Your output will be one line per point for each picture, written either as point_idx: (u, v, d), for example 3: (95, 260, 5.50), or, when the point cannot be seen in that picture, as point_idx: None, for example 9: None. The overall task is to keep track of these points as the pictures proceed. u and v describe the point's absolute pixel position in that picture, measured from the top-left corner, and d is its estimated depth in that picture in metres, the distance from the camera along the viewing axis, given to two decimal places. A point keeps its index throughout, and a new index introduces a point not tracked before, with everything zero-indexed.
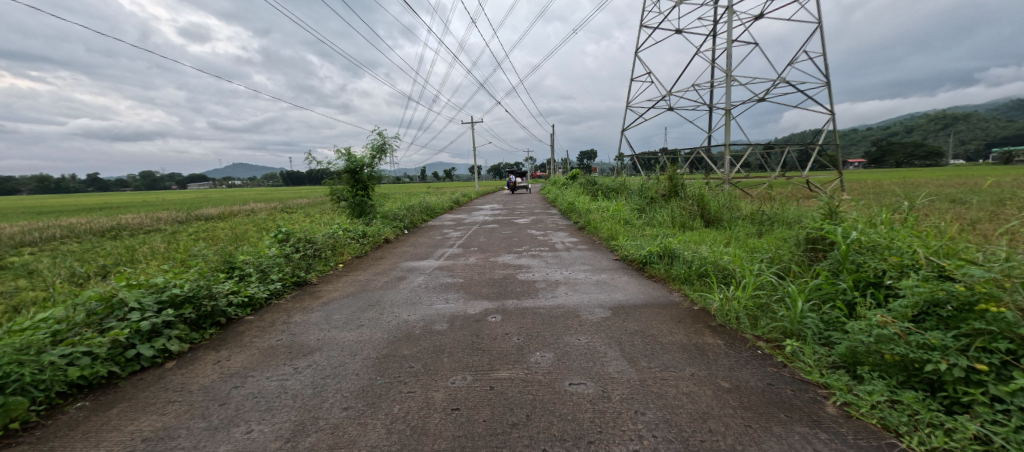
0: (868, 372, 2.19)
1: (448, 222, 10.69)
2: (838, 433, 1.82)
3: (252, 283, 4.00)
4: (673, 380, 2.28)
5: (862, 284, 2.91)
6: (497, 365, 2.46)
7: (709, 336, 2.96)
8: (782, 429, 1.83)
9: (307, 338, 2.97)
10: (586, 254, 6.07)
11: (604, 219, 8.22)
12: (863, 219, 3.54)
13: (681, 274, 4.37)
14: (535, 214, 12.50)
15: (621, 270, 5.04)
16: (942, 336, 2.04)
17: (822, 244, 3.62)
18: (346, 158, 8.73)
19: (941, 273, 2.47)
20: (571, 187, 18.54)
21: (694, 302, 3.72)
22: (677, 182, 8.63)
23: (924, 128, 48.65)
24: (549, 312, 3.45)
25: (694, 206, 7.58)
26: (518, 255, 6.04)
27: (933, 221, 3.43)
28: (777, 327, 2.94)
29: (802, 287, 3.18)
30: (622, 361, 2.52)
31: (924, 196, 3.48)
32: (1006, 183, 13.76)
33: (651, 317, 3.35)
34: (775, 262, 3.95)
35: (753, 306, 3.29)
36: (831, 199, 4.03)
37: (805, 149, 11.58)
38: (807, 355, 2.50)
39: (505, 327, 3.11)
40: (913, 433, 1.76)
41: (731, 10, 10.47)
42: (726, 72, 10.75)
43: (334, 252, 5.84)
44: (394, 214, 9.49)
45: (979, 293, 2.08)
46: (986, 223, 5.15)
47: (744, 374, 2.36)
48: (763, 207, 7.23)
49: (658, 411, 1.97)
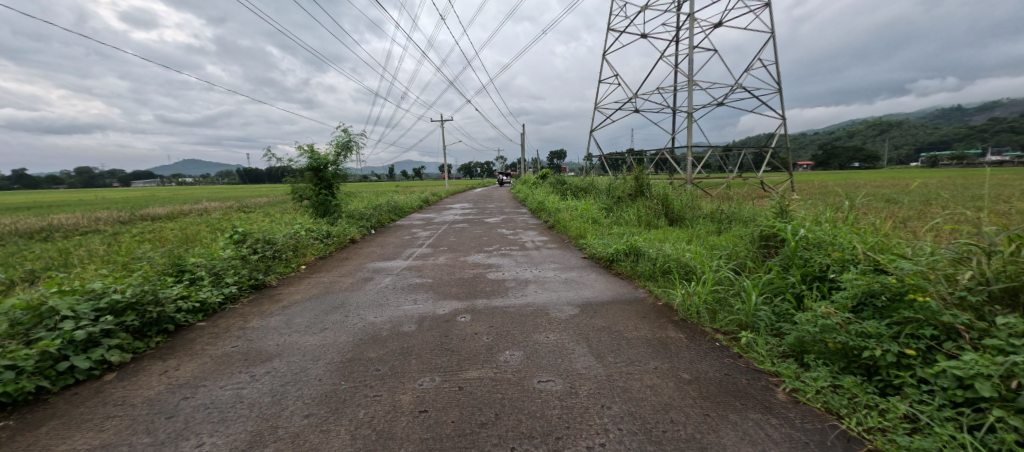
0: (814, 359, 2.36)
1: (416, 222, 10.51)
2: (787, 417, 1.94)
3: (204, 287, 3.76)
4: (637, 374, 2.35)
5: (808, 278, 3.12)
6: (466, 365, 2.44)
7: (672, 329, 3.08)
8: (737, 417, 1.93)
9: (266, 344, 2.83)
10: (556, 253, 6.12)
11: (573, 218, 8.38)
12: (811, 218, 3.78)
13: (646, 271, 4.53)
14: (505, 214, 12.46)
15: (589, 268, 5.15)
16: (877, 325, 2.22)
17: (773, 241, 3.85)
18: (309, 155, 8.40)
19: (877, 266, 2.69)
20: (540, 187, 18.58)
21: (659, 298, 3.84)
22: (642, 182, 8.91)
23: (863, 133, 52.72)
24: (519, 311, 3.47)
25: (659, 205, 7.85)
26: (488, 255, 6.04)
27: (870, 220, 3.71)
28: (733, 320, 3.10)
29: (756, 282, 3.37)
30: (589, 357, 2.57)
31: (862, 196, 3.76)
32: (930, 184, 15.23)
33: (617, 313, 3.44)
34: (732, 258, 4.16)
35: (712, 300, 3.45)
36: (781, 199, 4.30)
37: (760, 151, 12.19)
38: (760, 346, 2.65)
39: (475, 326, 3.10)
40: (852, 414, 1.91)
41: (692, 17, 10.87)
42: (688, 77, 11.13)
43: (295, 253, 5.59)
44: (360, 213, 9.22)
45: (908, 284, 2.30)
46: (915, 221, 5.64)
47: (704, 366, 2.47)
48: (722, 206, 7.59)
49: (624, 405, 2.03)
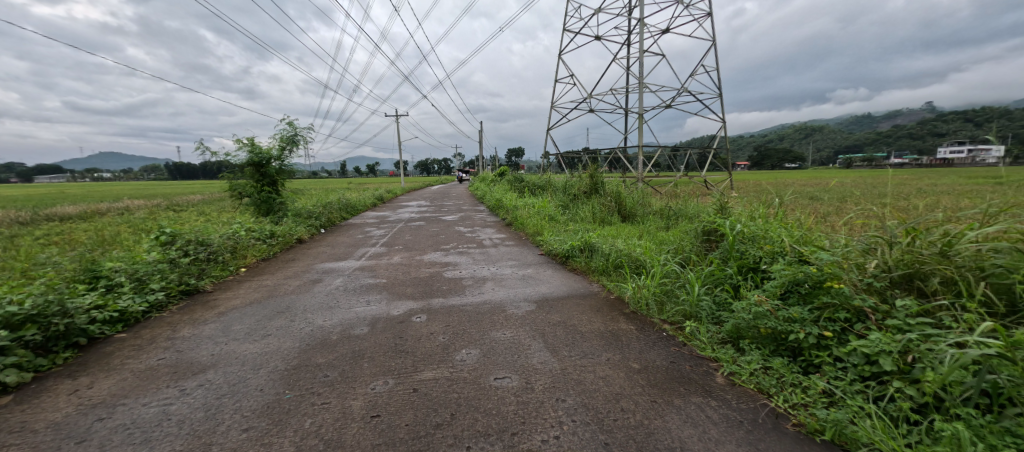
0: (748, 344, 2.56)
1: (370, 221, 10.14)
2: (725, 399, 2.09)
3: (124, 294, 3.39)
4: (591, 366, 2.42)
5: (744, 269, 3.38)
6: (420, 367, 2.39)
7: (623, 322, 3.21)
8: (681, 401, 2.05)
9: (199, 354, 2.61)
10: (513, 250, 6.16)
11: (530, 215, 8.47)
12: (746, 214, 4.09)
13: (600, 266, 4.68)
14: (463, 211, 12.35)
15: (546, 264, 5.23)
16: (801, 310, 2.45)
17: (714, 235, 4.12)
18: (249, 149, 7.81)
19: (801, 257, 2.97)
20: (497, 185, 18.59)
21: (611, 292, 3.99)
22: (597, 180, 9.18)
23: (792, 137, 57.84)
24: (475, 309, 3.45)
25: (613, 203, 8.14)
26: (445, 253, 5.96)
27: (796, 215, 4.08)
28: (678, 310, 3.29)
29: (699, 274, 3.59)
30: (545, 352, 2.62)
31: (790, 194, 4.12)
32: (846, 183, 17.03)
33: (572, 308, 3.53)
34: (678, 252, 4.40)
35: (660, 292, 3.64)
36: (721, 196, 4.62)
37: (704, 152, 12.98)
38: (702, 334, 2.83)
39: (430, 326, 3.05)
40: (780, 393, 2.09)
41: (642, 23, 11.33)
42: (639, 79, 11.59)
43: (233, 255, 5.18)
44: (308, 212, 8.73)
45: (826, 273, 2.55)
46: (834, 216, 6.29)
47: (652, 355, 2.60)
48: (670, 203, 8.01)
49: (577, 397, 2.09)
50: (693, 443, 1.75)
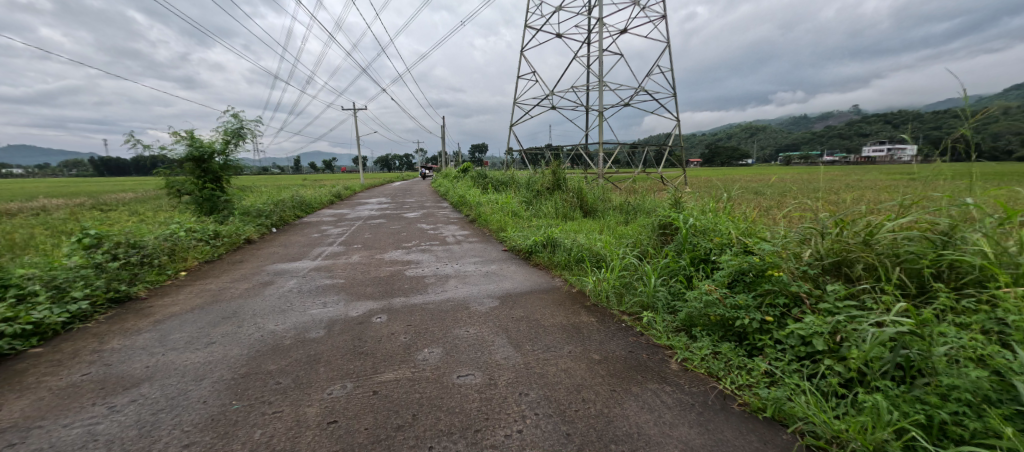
0: (700, 331, 2.71)
1: (326, 219, 9.71)
2: (678, 384, 2.20)
3: (39, 304, 3.03)
4: (553, 359, 2.47)
5: (696, 260, 3.56)
6: (381, 368, 2.33)
7: (584, 314, 3.29)
8: (638, 389, 2.14)
9: (131, 367, 2.39)
10: (477, 247, 6.14)
11: (493, 212, 8.47)
12: (698, 208, 4.31)
13: (562, 260, 4.77)
14: (425, 208, 12.11)
15: (510, 260, 5.26)
16: (746, 297, 2.63)
17: (669, 229, 4.31)
18: (188, 143, 7.22)
19: (746, 248, 3.17)
20: (461, 181, 18.40)
21: (573, 286, 4.08)
22: (559, 177, 9.30)
23: (738, 135, 61.61)
24: (438, 307, 3.41)
25: (574, 199, 8.30)
26: (407, 251, 5.83)
27: (742, 209, 4.35)
28: (636, 301, 3.42)
29: (655, 266, 3.75)
30: (508, 347, 2.63)
31: (737, 189, 4.39)
32: (787, 180, 18.40)
33: (535, 302, 3.58)
34: (636, 246, 4.57)
35: (619, 284, 3.76)
36: (675, 192, 4.84)
37: (660, 149, 13.52)
38: (658, 323, 2.96)
39: (391, 326, 2.97)
40: (727, 375, 2.24)
41: (602, 23, 11.60)
42: (598, 78, 11.86)
43: (172, 258, 4.78)
44: (258, 210, 8.22)
45: (768, 262, 2.75)
46: (775, 210, 6.77)
47: (611, 346, 2.69)
48: (628, 198, 8.29)
49: (540, 390, 2.12)
50: (649, 428, 1.83)
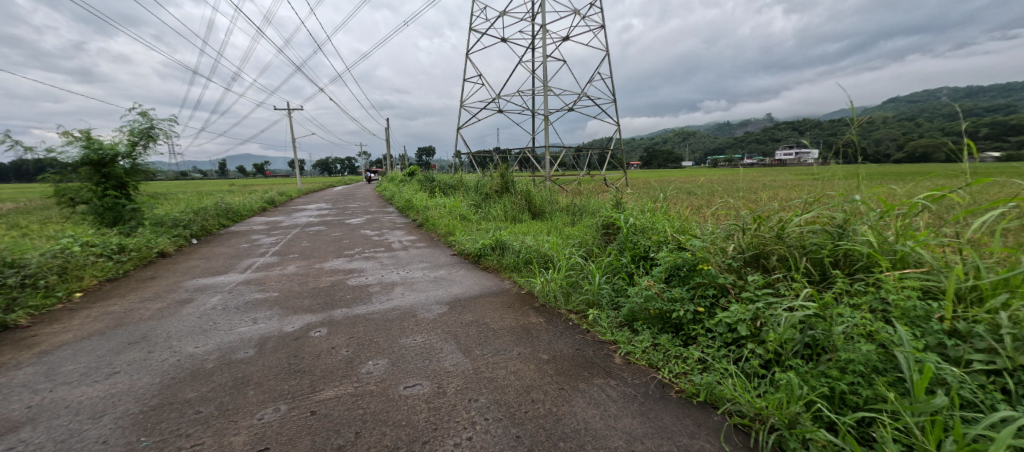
0: (641, 325, 2.86)
1: (257, 227, 8.95)
2: (622, 377, 2.30)
3: None
4: (503, 363, 2.47)
5: (636, 258, 3.75)
6: (320, 386, 2.18)
7: (533, 315, 3.33)
8: (585, 385, 2.20)
9: (7, 409, 2.03)
10: (424, 252, 5.99)
11: (441, 215, 8.32)
12: (638, 208, 4.55)
13: (511, 263, 4.80)
14: (369, 213, 11.61)
15: (458, 264, 5.19)
16: (680, 291, 2.81)
17: (612, 228, 4.51)
18: (84, 145, 6.32)
19: (680, 245, 3.40)
20: (406, 185, 17.88)
21: (522, 287, 4.12)
22: (508, 179, 9.36)
23: (672, 140, 66.16)
24: (383, 316, 3.27)
25: (523, 201, 8.39)
26: (349, 259, 5.54)
27: (676, 208, 4.67)
28: (583, 299, 3.53)
29: (600, 265, 3.89)
30: (457, 354, 2.59)
31: (671, 190, 4.69)
32: (716, 180, 20.05)
33: (484, 306, 3.56)
34: (581, 246, 4.71)
35: (566, 283, 3.86)
36: (617, 193, 5.07)
37: (603, 152, 14.09)
38: (603, 319, 3.07)
39: (332, 340, 2.80)
40: (665, 365, 2.38)
41: (545, 29, 11.89)
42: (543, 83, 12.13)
43: (63, 277, 4.13)
44: (174, 219, 7.38)
45: (699, 257, 2.96)
46: (706, 208, 7.33)
47: (559, 345, 2.75)
48: (575, 200, 8.54)
49: (490, 395, 2.11)
50: (596, 422, 1.89)
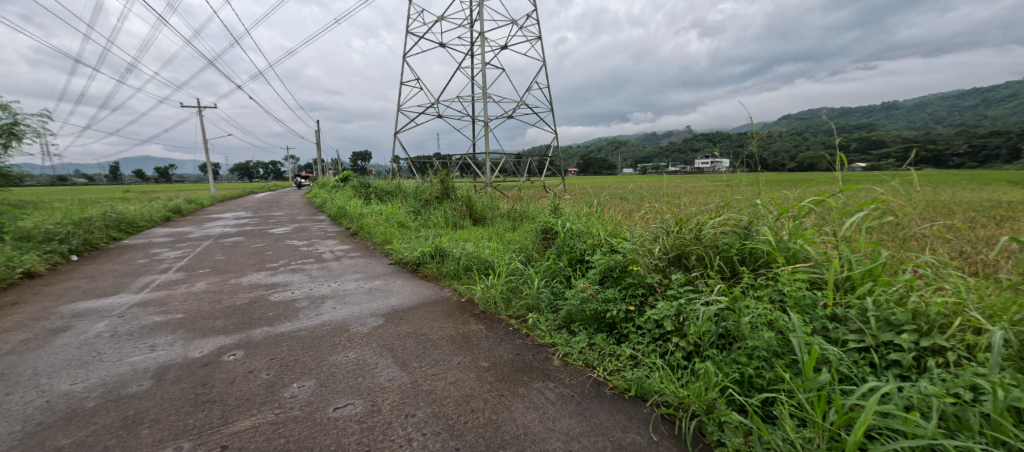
0: (578, 326, 2.97)
1: (160, 239, 7.88)
2: (560, 379, 2.35)
3: None
4: (441, 373, 2.40)
5: (573, 261, 3.89)
6: (234, 416, 1.96)
7: (473, 323, 3.30)
8: (525, 390, 2.22)
9: None
10: (359, 262, 5.67)
11: (378, 223, 7.96)
12: (574, 213, 4.73)
13: (451, 270, 4.72)
14: (296, 222, 10.76)
15: (396, 273, 4.99)
16: (613, 291, 2.96)
17: (550, 233, 4.63)
18: None
19: (612, 247, 3.58)
20: (339, 191, 16.87)
21: (462, 295, 4.06)
22: (448, 185, 9.21)
23: (605, 148, 69.98)
24: (311, 333, 3.03)
25: (464, 207, 8.31)
26: (272, 272, 5.07)
27: (609, 212, 4.93)
28: (523, 304, 3.57)
29: (539, 269, 3.98)
30: (393, 368, 2.48)
31: (604, 195, 4.94)
32: (646, 186, 21.50)
33: (422, 316, 3.45)
34: (521, 250, 4.78)
35: (506, 289, 3.88)
36: (555, 198, 5.23)
37: (542, 159, 14.46)
38: (542, 323, 3.13)
39: (249, 363, 2.53)
40: (600, 363, 2.48)
41: (483, 37, 11.98)
42: (483, 90, 12.18)
43: None
44: (47, 232, 6.24)
45: (629, 259, 3.14)
46: (637, 213, 7.81)
47: (499, 351, 2.75)
48: (515, 206, 8.65)
49: (428, 408, 2.04)
50: (534, 426, 1.91)
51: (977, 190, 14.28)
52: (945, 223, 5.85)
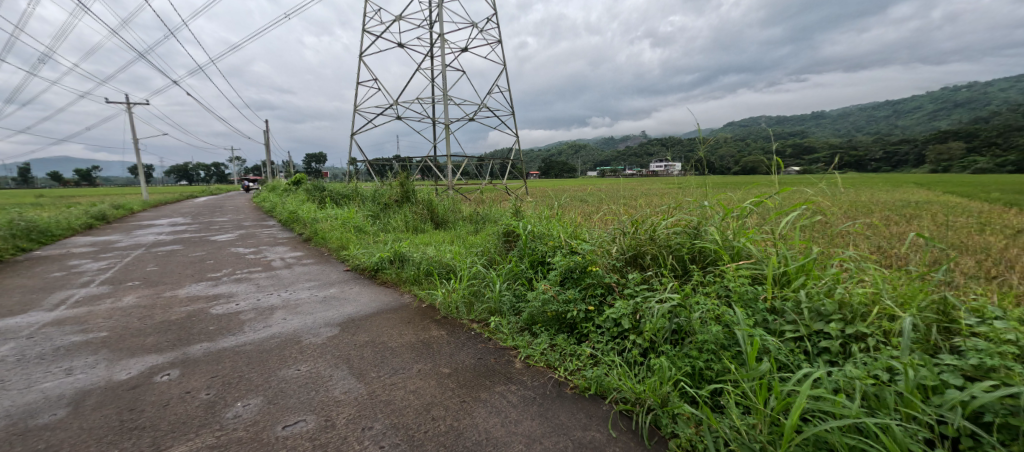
0: (540, 328, 2.99)
1: (80, 249, 7.08)
2: (522, 381, 2.36)
3: None
4: (401, 382, 2.33)
5: (534, 263, 3.92)
6: (167, 443, 1.79)
7: (434, 328, 3.24)
8: (487, 394, 2.20)
9: None
10: (312, 269, 5.40)
11: (333, 228, 7.62)
12: (535, 216, 4.78)
13: (411, 275, 4.61)
14: (242, 228, 10.08)
15: (352, 280, 4.80)
16: (573, 292, 3.01)
17: (512, 236, 4.65)
18: None
19: (572, 248, 3.65)
20: (291, 195, 15.99)
21: (423, 301, 3.97)
22: (408, 188, 8.99)
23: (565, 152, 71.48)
24: (258, 347, 2.84)
25: (425, 211, 8.15)
26: (214, 283, 4.71)
27: (569, 215, 5.03)
28: (485, 308, 3.55)
29: (500, 272, 3.97)
30: (350, 379, 2.37)
31: (565, 198, 5.04)
32: (605, 189, 22.17)
33: (381, 324, 3.34)
34: (483, 254, 4.76)
35: (468, 293, 3.84)
36: (516, 201, 5.25)
37: (503, 162, 14.50)
38: (504, 326, 3.13)
39: (187, 382, 2.33)
40: (561, 364, 2.51)
41: (443, 38, 11.86)
42: (443, 92, 12.05)
43: None
44: None
45: (588, 260, 3.21)
46: (596, 215, 8.03)
47: (461, 356, 2.71)
48: (477, 209, 8.61)
49: (386, 419, 1.97)
50: (496, 430, 1.90)
51: (891, 191, 16.00)
52: (865, 221, 6.50)
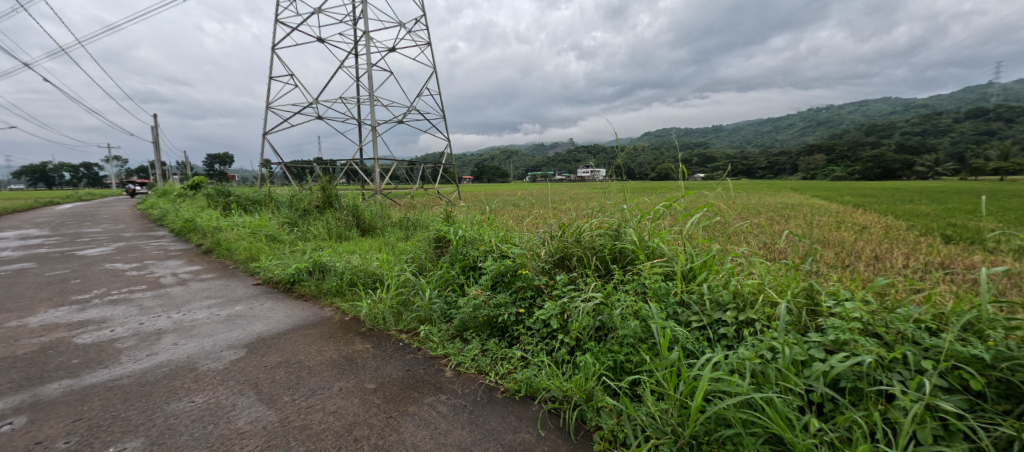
0: (471, 334, 2.96)
1: None
2: (453, 390, 2.31)
3: None
4: (319, 404, 2.15)
5: (466, 268, 3.88)
6: None
7: (358, 342, 3.04)
8: (415, 407, 2.12)
9: None
10: (214, 284, 4.78)
11: (240, 237, 6.83)
12: (467, 220, 4.74)
13: (333, 286, 4.30)
14: (122, 239, 8.61)
15: (264, 295, 4.33)
16: (504, 296, 3.03)
17: (443, 241, 4.55)
18: None
19: (503, 253, 3.67)
20: (187, 201, 14.01)
21: (346, 313, 3.71)
22: (330, 193, 8.38)
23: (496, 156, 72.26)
24: (140, 379, 2.42)
25: (350, 217, 7.66)
26: (81, 306, 3.94)
27: (501, 219, 5.07)
28: (414, 317, 3.43)
29: (431, 279, 3.86)
30: (258, 406, 2.13)
31: (496, 202, 5.07)
32: (537, 193, 22.78)
33: (297, 341, 3.05)
34: (412, 261, 4.60)
35: (396, 303, 3.68)
36: (448, 206, 5.16)
37: (434, 166, 14.19)
38: (434, 334, 3.04)
39: (38, 430, 1.91)
40: (492, 368, 2.51)
41: (368, 36, 11.29)
42: (369, 92, 11.47)
43: None
44: None
45: (518, 263, 3.25)
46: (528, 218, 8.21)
47: (387, 369, 2.58)
48: (408, 214, 8.31)
49: (300, 448, 1.80)
50: (425, 444, 1.83)
51: (775, 195, 18.64)
52: (755, 221, 7.48)
